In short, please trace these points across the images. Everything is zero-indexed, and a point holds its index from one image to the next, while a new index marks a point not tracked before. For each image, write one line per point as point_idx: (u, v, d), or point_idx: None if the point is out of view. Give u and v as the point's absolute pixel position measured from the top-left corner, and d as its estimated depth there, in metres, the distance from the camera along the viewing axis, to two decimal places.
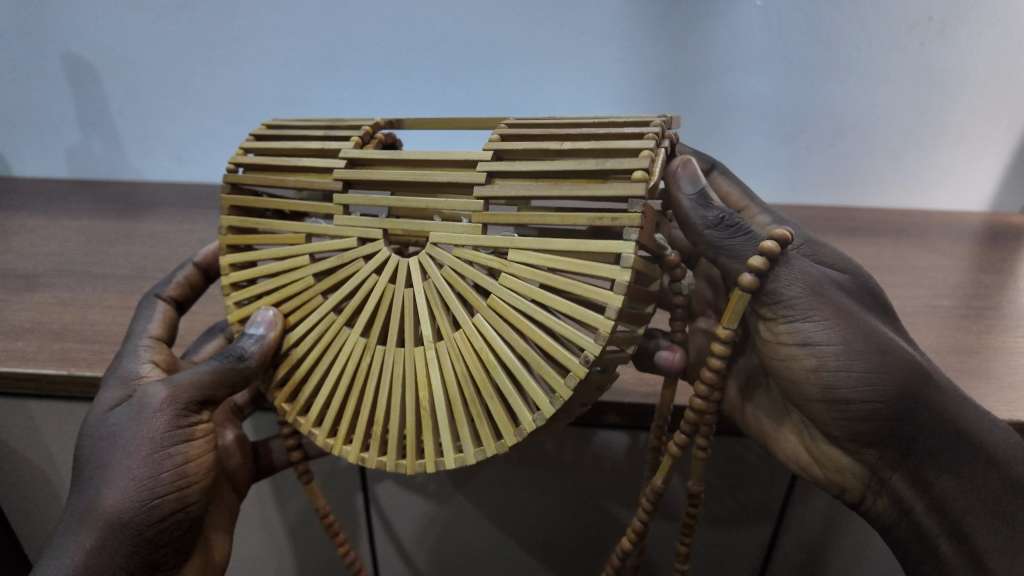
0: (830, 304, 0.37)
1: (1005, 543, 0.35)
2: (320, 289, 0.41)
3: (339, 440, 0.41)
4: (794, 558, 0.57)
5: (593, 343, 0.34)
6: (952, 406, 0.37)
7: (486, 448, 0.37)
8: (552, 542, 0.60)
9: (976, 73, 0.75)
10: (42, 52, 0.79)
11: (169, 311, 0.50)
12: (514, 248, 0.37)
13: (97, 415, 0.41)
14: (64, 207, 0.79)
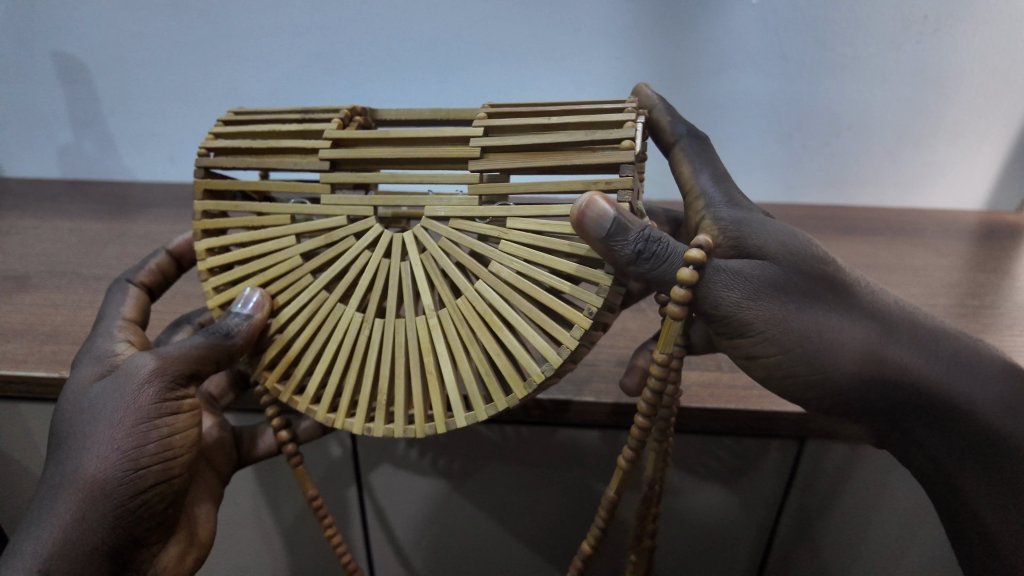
0: (764, 313, 0.35)
1: (999, 491, 0.36)
2: (309, 268, 0.41)
3: (340, 414, 0.40)
4: (793, 551, 0.57)
5: (595, 297, 0.35)
6: (923, 371, 0.36)
7: (498, 403, 0.37)
8: (549, 539, 0.58)
9: (971, 72, 0.75)
10: (30, 51, 0.77)
11: (141, 295, 0.49)
12: (515, 217, 0.37)
13: (76, 390, 0.40)
14: (56, 207, 0.78)
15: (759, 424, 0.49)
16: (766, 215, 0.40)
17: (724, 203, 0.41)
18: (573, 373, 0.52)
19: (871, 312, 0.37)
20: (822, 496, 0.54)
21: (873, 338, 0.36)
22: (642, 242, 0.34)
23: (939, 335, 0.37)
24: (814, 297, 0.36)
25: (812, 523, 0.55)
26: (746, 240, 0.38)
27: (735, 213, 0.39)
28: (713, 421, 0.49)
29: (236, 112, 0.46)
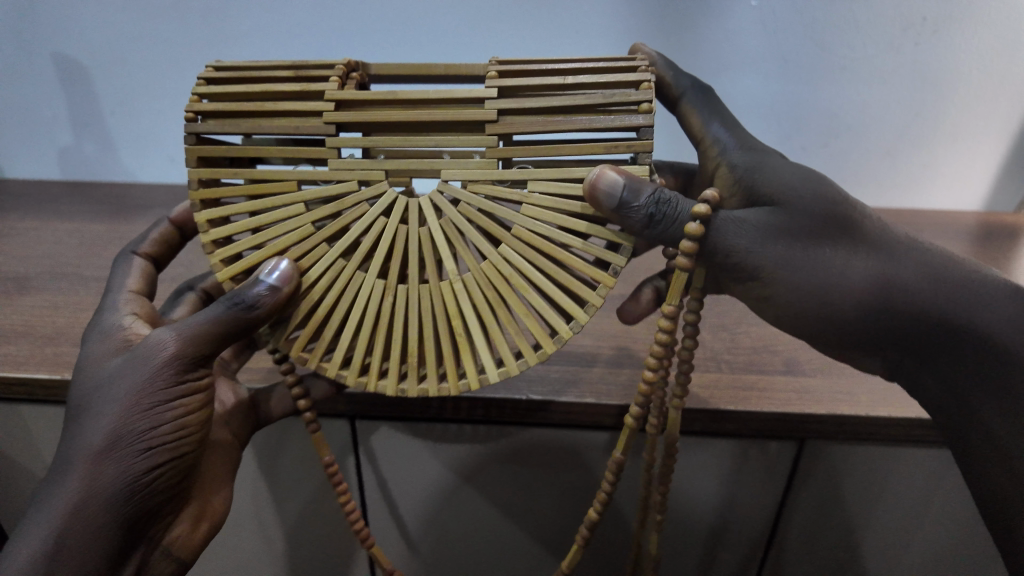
0: (774, 256, 0.38)
1: (1013, 419, 0.37)
2: (324, 236, 0.39)
3: (372, 375, 0.40)
4: (791, 551, 0.58)
5: (619, 258, 0.37)
6: (931, 299, 0.39)
7: (528, 359, 0.39)
8: (548, 540, 0.58)
9: (969, 73, 0.76)
10: (31, 53, 0.77)
11: (147, 267, 0.49)
12: (532, 179, 0.37)
13: (93, 363, 0.40)
14: (57, 208, 0.78)
15: (759, 426, 0.49)
16: (776, 159, 0.42)
17: (740, 151, 0.43)
18: (575, 374, 0.52)
19: (877, 248, 0.40)
20: (822, 498, 0.54)
21: (881, 269, 0.39)
22: (653, 203, 0.36)
23: (944, 264, 0.40)
24: (822, 237, 0.39)
25: (812, 525, 0.55)
26: (759, 185, 0.41)
27: (748, 159, 0.42)
28: (714, 422, 0.49)
29: (215, 69, 0.41)
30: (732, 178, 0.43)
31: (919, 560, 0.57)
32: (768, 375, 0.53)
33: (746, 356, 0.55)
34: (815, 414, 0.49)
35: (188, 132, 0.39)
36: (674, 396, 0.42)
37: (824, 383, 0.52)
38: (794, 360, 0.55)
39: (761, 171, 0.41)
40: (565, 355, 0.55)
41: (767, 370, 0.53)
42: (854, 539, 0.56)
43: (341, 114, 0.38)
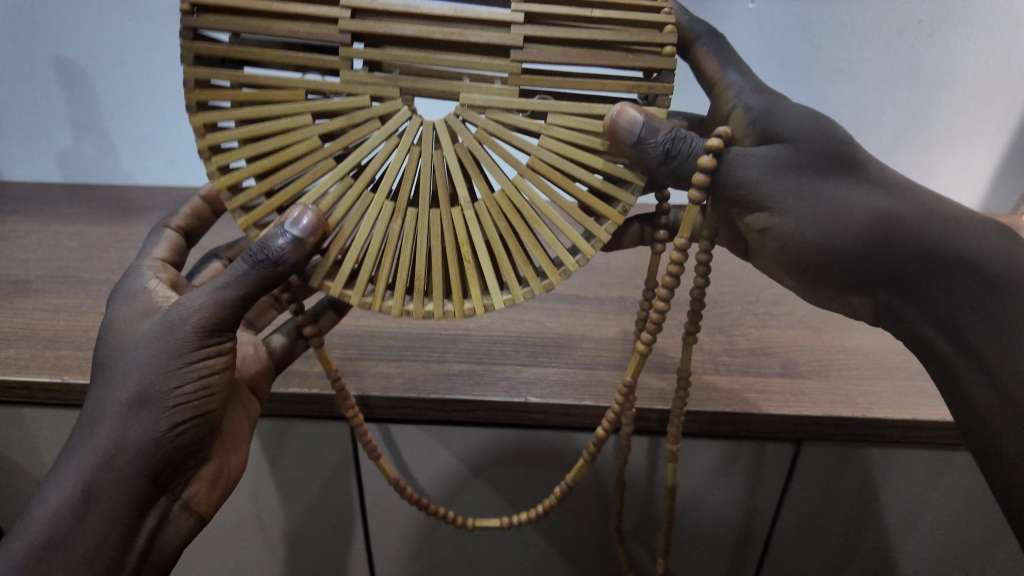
0: (779, 188, 0.40)
1: (1005, 345, 0.36)
2: (330, 152, 0.37)
3: (377, 296, 0.39)
4: (785, 555, 0.58)
5: (629, 195, 0.39)
6: (932, 231, 0.38)
7: (535, 288, 0.40)
8: (545, 538, 0.59)
9: (964, 76, 0.76)
10: (30, 55, 0.77)
11: (177, 238, 0.51)
12: (554, 111, 0.38)
13: (126, 322, 0.41)
14: (56, 211, 0.78)
15: (756, 428, 0.50)
16: (786, 100, 0.44)
17: (751, 95, 0.45)
18: (573, 377, 0.52)
19: (877, 184, 0.41)
20: (817, 499, 0.54)
21: (881, 203, 0.40)
22: (670, 140, 0.37)
23: (942, 203, 0.40)
24: (825, 169, 0.40)
25: (808, 526, 0.56)
26: (769, 125, 0.43)
27: (763, 101, 0.44)
28: (711, 424, 0.50)
29: None
30: (745, 121, 0.44)
31: (912, 562, 0.58)
32: (765, 377, 0.53)
33: (743, 358, 0.56)
34: (812, 416, 0.49)
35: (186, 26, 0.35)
36: (687, 331, 0.44)
37: (820, 385, 0.52)
38: (791, 362, 0.55)
39: (772, 112, 0.43)
40: (564, 357, 0.55)
41: (764, 372, 0.54)
42: (849, 541, 0.57)
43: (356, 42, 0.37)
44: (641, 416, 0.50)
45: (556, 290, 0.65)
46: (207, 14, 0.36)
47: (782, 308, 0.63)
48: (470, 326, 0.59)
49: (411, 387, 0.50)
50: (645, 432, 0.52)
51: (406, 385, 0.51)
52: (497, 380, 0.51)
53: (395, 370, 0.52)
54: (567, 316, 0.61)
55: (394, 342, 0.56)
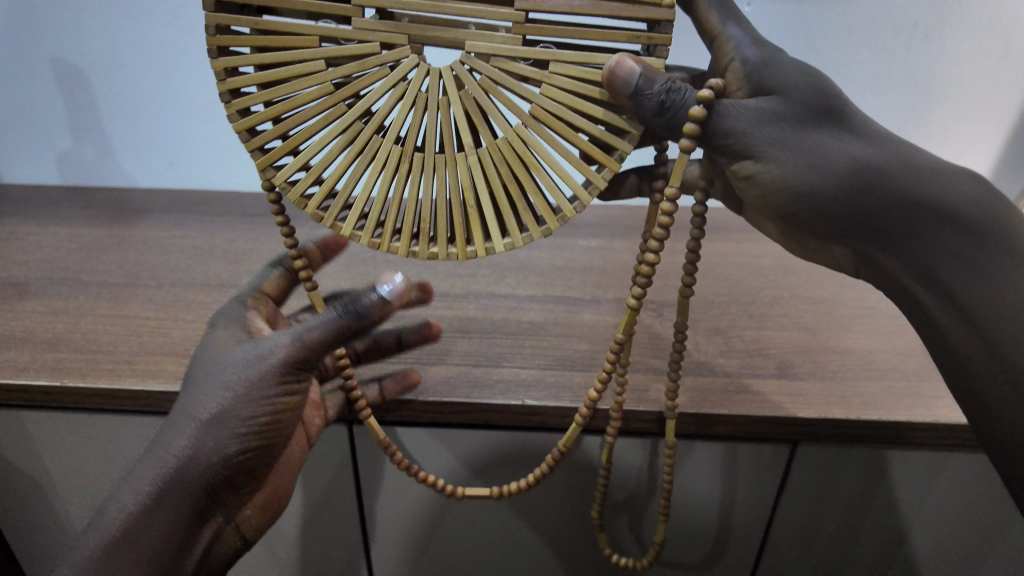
0: (764, 135, 0.42)
1: (976, 286, 0.39)
2: (344, 96, 0.39)
3: (385, 237, 0.42)
4: (781, 556, 0.59)
5: (626, 144, 0.40)
6: (909, 180, 0.41)
7: (532, 233, 0.41)
8: (544, 541, 0.60)
9: (960, 79, 0.77)
10: (29, 57, 0.77)
11: (285, 277, 0.53)
12: (556, 60, 0.39)
13: (215, 345, 0.45)
14: (55, 214, 0.78)
15: (752, 429, 0.50)
16: (780, 55, 0.46)
17: (750, 47, 0.46)
18: (570, 379, 0.53)
19: (858, 136, 0.43)
20: (814, 501, 0.55)
21: (862, 152, 0.42)
22: (665, 91, 0.39)
23: (920, 155, 0.43)
24: (810, 120, 0.43)
25: (804, 527, 0.56)
26: (762, 78, 0.45)
27: (760, 55, 0.46)
28: (707, 425, 0.50)
29: None
30: (740, 73, 0.46)
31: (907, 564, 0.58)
32: (761, 379, 0.53)
33: (740, 359, 0.56)
34: (808, 417, 0.49)
35: None
36: (684, 284, 0.47)
37: (815, 387, 0.52)
38: (787, 364, 0.55)
39: (766, 65, 0.45)
40: (562, 358, 0.55)
41: (760, 374, 0.54)
42: (844, 543, 0.57)
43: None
44: (637, 418, 0.50)
45: (553, 292, 0.66)
46: None
47: (779, 309, 0.64)
48: (469, 328, 0.59)
49: (409, 388, 0.51)
50: (644, 432, 0.52)
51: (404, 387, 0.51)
52: (495, 382, 0.52)
53: (394, 371, 0.53)
54: (564, 318, 0.61)
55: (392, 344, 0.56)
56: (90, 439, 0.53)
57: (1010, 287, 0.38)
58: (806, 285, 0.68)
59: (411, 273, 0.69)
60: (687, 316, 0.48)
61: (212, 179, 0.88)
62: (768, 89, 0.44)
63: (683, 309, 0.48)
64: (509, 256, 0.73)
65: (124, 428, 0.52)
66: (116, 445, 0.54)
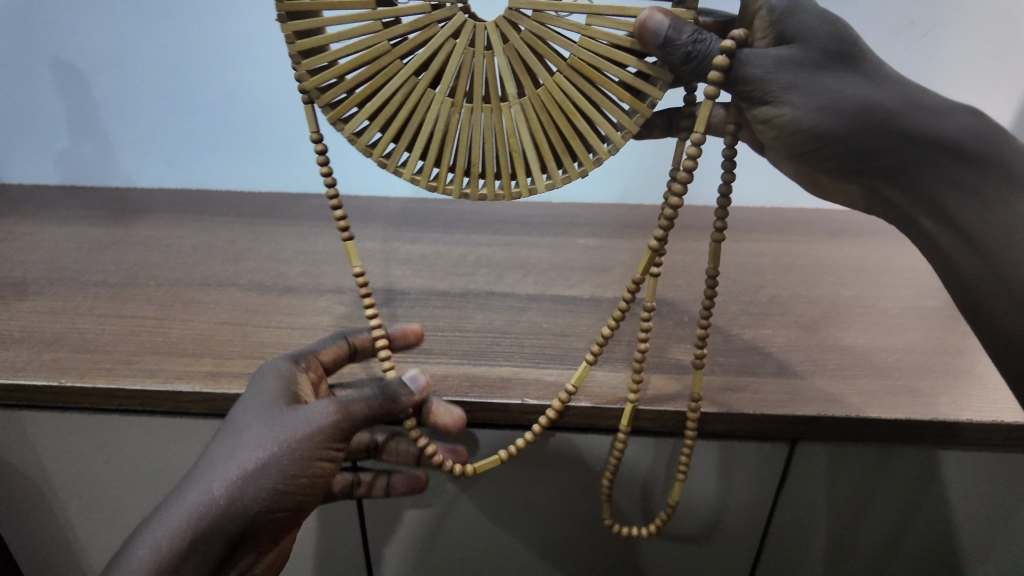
0: (785, 82, 0.42)
1: (980, 214, 0.42)
2: (398, 54, 0.41)
3: (440, 180, 0.45)
4: (780, 555, 0.59)
5: (659, 91, 0.41)
6: (921, 119, 0.42)
7: (570, 173, 0.43)
8: (544, 541, 0.59)
9: (956, 80, 0.78)
10: (28, 56, 0.77)
11: (343, 348, 0.52)
12: (594, 13, 0.40)
13: (258, 399, 0.45)
14: (54, 214, 0.78)
15: (751, 427, 0.50)
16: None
17: None
18: (571, 376, 0.53)
19: (871, 77, 0.43)
20: (814, 500, 0.55)
21: (877, 93, 0.42)
22: (692, 42, 0.40)
23: (926, 92, 0.44)
24: (827, 64, 0.43)
25: (804, 526, 0.56)
26: (786, 24, 0.44)
27: (786, 1, 0.44)
28: (706, 423, 0.50)
29: None
30: (767, 20, 0.45)
31: (906, 562, 0.59)
32: (760, 377, 0.53)
33: (739, 358, 0.56)
34: (807, 415, 0.49)
35: None
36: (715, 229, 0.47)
37: (815, 385, 0.53)
38: (786, 362, 0.56)
39: (790, 11, 0.44)
40: (562, 357, 0.55)
41: (760, 372, 0.54)
42: (844, 542, 0.57)
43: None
44: (637, 416, 0.50)
45: (553, 291, 0.66)
46: None
47: (778, 307, 0.64)
48: (469, 326, 0.59)
49: None
50: (665, 432, 0.52)
51: None
52: (495, 381, 0.52)
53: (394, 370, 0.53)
54: (564, 317, 0.61)
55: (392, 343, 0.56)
56: (87, 439, 0.53)
57: (1014, 221, 0.41)
58: (805, 283, 0.69)
59: (410, 272, 0.69)
60: (719, 259, 0.48)
61: (211, 179, 0.88)
62: (792, 34, 0.44)
63: (714, 255, 0.48)
64: (508, 255, 0.73)
65: (124, 427, 0.52)
66: (115, 445, 0.53)
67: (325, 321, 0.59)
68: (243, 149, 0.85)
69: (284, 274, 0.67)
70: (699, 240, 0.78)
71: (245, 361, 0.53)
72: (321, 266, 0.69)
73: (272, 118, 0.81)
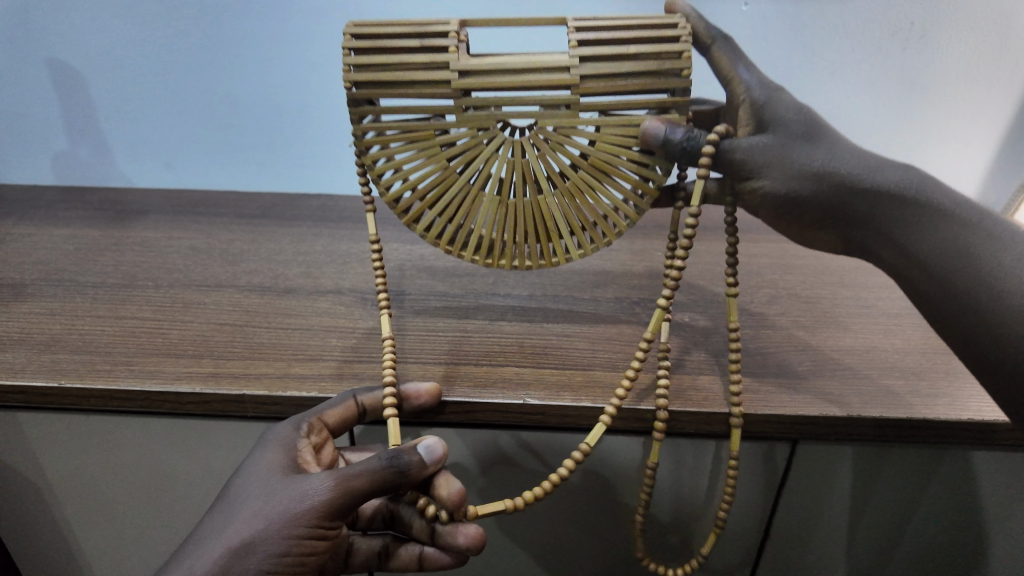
0: (764, 160, 0.50)
1: (949, 259, 0.45)
2: (455, 166, 0.53)
3: (495, 254, 0.56)
4: (779, 555, 0.59)
5: (658, 177, 0.53)
6: (885, 180, 0.48)
7: (598, 242, 0.55)
8: (546, 543, 0.59)
9: (954, 79, 0.78)
10: (24, 56, 0.77)
11: (351, 412, 0.48)
12: (605, 124, 0.51)
13: (259, 469, 0.43)
14: (52, 215, 0.77)
15: (751, 427, 0.50)
16: (780, 91, 0.53)
17: (762, 84, 0.53)
18: (572, 377, 0.53)
19: (840, 151, 0.50)
20: (816, 501, 0.55)
21: (846, 164, 0.49)
22: (686, 139, 0.49)
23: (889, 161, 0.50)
24: (799, 144, 0.50)
25: (806, 526, 0.57)
26: (764, 114, 0.52)
27: (766, 96, 0.52)
28: (707, 424, 0.50)
29: (353, 36, 0.51)
30: (749, 110, 0.53)
31: (906, 561, 0.59)
32: (761, 378, 0.53)
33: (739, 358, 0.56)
34: (808, 416, 0.49)
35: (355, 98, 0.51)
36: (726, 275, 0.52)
37: (816, 386, 0.53)
38: (787, 363, 0.56)
39: (766, 106, 0.52)
40: (563, 358, 0.55)
41: (761, 373, 0.54)
42: (842, 542, 0.57)
43: (466, 61, 0.50)
44: (636, 417, 0.50)
45: (553, 291, 0.66)
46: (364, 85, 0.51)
47: (778, 308, 0.64)
48: (470, 327, 0.59)
49: None
50: (705, 436, 0.52)
51: None
52: (496, 382, 0.52)
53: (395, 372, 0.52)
54: (564, 318, 0.61)
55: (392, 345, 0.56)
56: (85, 440, 0.53)
57: (980, 259, 0.44)
58: (805, 284, 0.69)
59: (410, 273, 0.69)
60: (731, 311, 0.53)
61: (210, 180, 0.88)
62: (769, 122, 0.51)
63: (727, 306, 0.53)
64: None
65: (122, 429, 0.52)
66: (115, 447, 0.53)
67: (324, 322, 0.58)
68: (242, 151, 0.84)
69: (283, 275, 0.67)
70: (699, 241, 0.78)
71: (245, 362, 0.52)
72: (321, 267, 0.69)
73: (272, 119, 0.81)
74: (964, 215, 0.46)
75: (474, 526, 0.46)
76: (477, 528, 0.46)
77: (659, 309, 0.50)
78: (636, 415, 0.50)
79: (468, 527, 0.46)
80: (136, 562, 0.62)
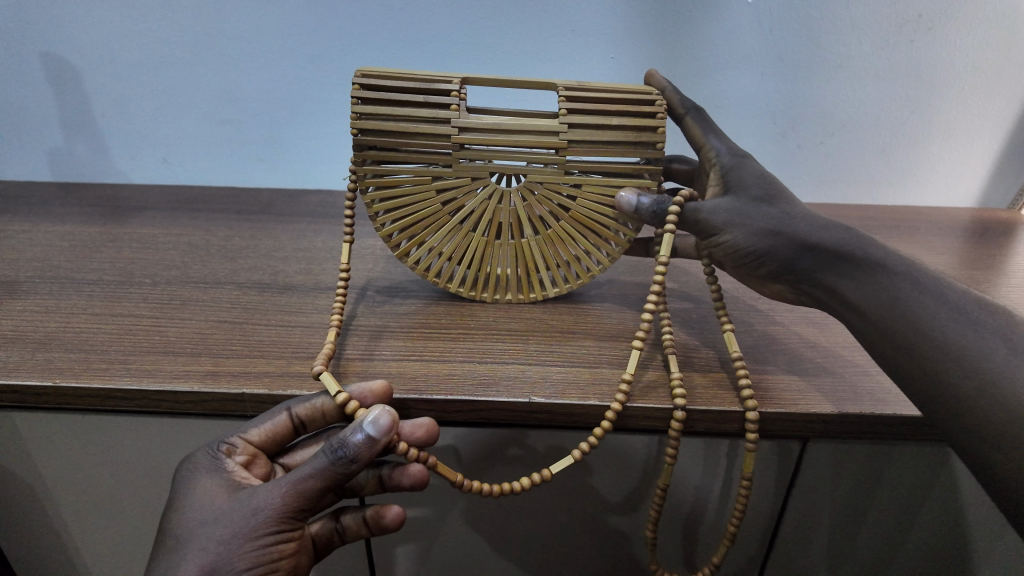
0: (721, 218, 0.51)
1: (883, 314, 0.44)
2: (447, 212, 0.56)
3: (478, 289, 0.60)
4: (784, 554, 0.58)
5: (630, 231, 0.56)
6: (832, 239, 0.47)
7: (571, 283, 0.60)
8: (549, 542, 0.59)
9: (963, 71, 0.77)
10: (18, 51, 0.75)
11: (285, 425, 0.46)
12: (589, 183, 0.54)
13: (202, 500, 0.41)
14: (49, 212, 0.76)
15: (762, 425, 0.49)
16: (747, 155, 0.56)
17: (730, 149, 0.56)
18: (578, 376, 0.52)
19: (793, 209, 0.50)
20: (824, 500, 0.54)
21: (797, 222, 0.49)
22: (654, 204, 0.52)
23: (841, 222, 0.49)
24: (754, 203, 0.51)
25: (813, 526, 0.56)
26: (729, 173, 0.54)
27: (733, 160, 0.55)
28: (718, 423, 0.49)
29: (361, 85, 0.51)
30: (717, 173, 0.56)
31: (916, 560, 0.58)
32: (771, 375, 0.52)
33: (747, 355, 0.55)
34: (822, 414, 0.48)
35: (356, 144, 0.52)
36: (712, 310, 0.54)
37: (827, 383, 0.52)
38: (795, 360, 0.55)
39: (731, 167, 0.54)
40: (568, 356, 0.54)
41: (770, 371, 0.53)
42: (848, 540, 0.57)
43: (466, 118, 0.52)
44: (646, 415, 0.49)
45: None
46: (366, 133, 0.52)
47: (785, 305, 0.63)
48: (473, 325, 0.58)
49: (412, 387, 0.49)
50: (720, 435, 0.51)
51: (404, 386, 0.49)
52: (500, 380, 0.51)
53: (395, 370, 0.51)
54: (569, 315, 0.60)
55: (394, 343, 0.55)
56: (80, 439, 0.52)
57: (926, 313, 0.42)
58: None
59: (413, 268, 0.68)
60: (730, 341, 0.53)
61: (210, 177, 0.87)
62: (733, 180, 0.54)
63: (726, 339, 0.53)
64: None
65: (118, 428, 0.51)
66: (114, 446, 0.52)
67: (325, 319, 0.57)
68: (241, 147, 0.84)
69: (283, 271, 0.66)
70: None
71: (244, 361, 0.51)
72: (321, 263, 0.68)
73: (272, 114, 0.80)
74: (908, 273, 0.44)
75: (418, 468, 0.46)
76: (420, 468, 0.46)
77: (636, 349, 0.50)
78: (643, 414, 0.49)
79: (409, 469, 0.46)
80: (133, 563, 0.61)
